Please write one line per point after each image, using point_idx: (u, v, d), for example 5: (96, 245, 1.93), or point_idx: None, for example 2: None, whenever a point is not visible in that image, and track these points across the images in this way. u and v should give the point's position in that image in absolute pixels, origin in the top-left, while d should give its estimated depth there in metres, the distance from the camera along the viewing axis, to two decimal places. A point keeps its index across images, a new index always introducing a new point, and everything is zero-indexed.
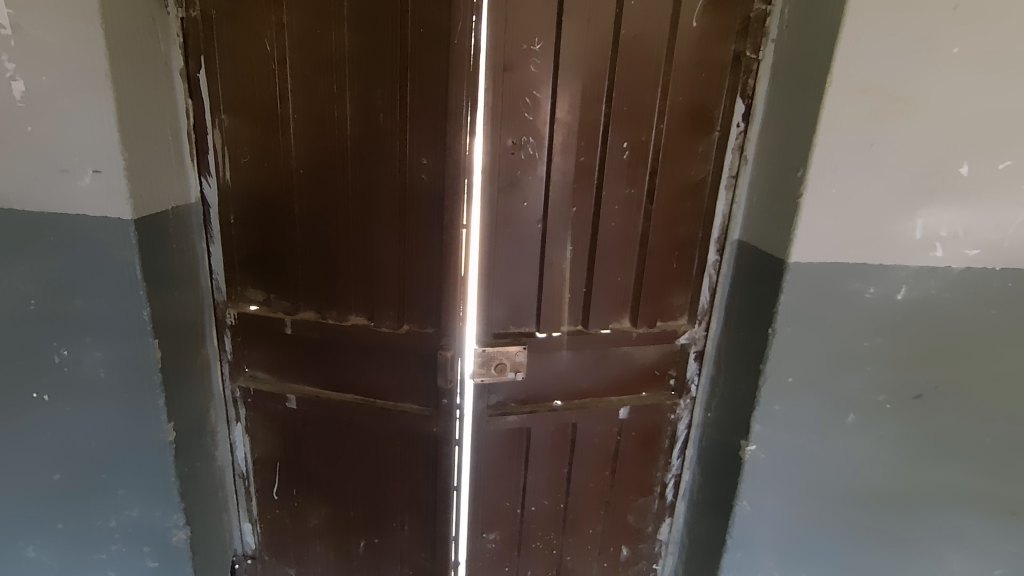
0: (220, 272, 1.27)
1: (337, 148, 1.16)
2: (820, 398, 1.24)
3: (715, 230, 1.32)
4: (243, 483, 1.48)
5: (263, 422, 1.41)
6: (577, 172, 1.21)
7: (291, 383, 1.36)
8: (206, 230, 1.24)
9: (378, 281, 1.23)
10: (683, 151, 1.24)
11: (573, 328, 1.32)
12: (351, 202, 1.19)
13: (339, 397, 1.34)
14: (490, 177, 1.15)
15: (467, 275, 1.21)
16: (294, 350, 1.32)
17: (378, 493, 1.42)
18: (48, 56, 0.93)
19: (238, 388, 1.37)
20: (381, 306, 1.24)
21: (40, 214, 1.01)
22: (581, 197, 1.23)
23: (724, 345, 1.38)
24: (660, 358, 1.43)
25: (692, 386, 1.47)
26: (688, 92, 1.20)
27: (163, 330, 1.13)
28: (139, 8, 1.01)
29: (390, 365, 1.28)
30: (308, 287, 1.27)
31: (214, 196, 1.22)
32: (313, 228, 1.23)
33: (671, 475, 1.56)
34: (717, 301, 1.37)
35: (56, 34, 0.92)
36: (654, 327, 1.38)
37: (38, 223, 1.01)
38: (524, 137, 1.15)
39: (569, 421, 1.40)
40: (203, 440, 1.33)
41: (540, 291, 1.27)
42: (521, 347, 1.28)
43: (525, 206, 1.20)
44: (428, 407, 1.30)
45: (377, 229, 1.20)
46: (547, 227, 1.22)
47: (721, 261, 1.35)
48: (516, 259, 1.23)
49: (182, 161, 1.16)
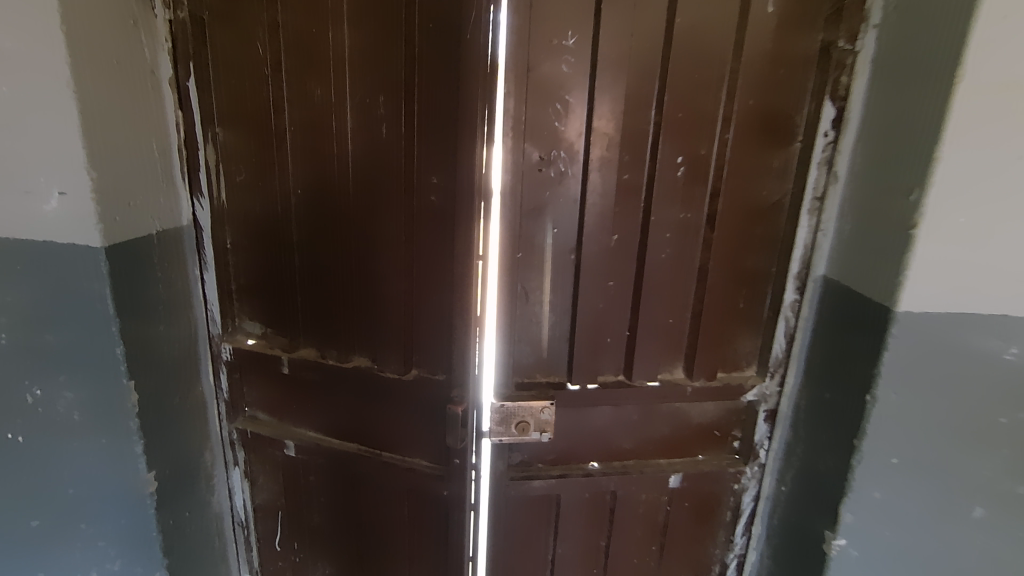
0: (215, 302, 1.14)
1: (338, 165, 1.00)
2: (936, 486, 0.95)
3: (794, 264, 1.06)
4: (243, 532, 1.33)
5: (263, 467, 1.27)
6: (619, 193, 0.99)
7: (292, 427, 1.22)
8: (200, 256, 1.12)
9: (383, 318, 1.06)
10: (753, 166, 1.01)
11: (612, 379, 1.10)
12: (353, 227, 1.03)
13: (342, 447, 1.18)
14: (513, 200, 0.96)
15: (483, 314, 1.02)
16: (295, 391, 1.18)
17: (385, 556, 1.24)
18: (7, 63, 0.82)
19: (236, 430, 1.24)
20: (386, 346, 1.07)
21: (7, 240, 0.91)
22: (624, 223, 1.01)
23: (804, 406, 1.12)
24: (722, 415, 1.18)
25: (761, 451, 1.21)
26: (761, 94, 0.97)
27: (142, 369, 1.01)
28: (116, 9, 0.90)
29: (397, 415, 1.11)
30: (308, 322, 1.12)
31: (208, 218, 1.10)
32: (313, 256, 1.08)
33: (733, 554, 1.29)
34: (796, 351, 1.11)
35: (14, 39, 0.81)
36: (713, 380, 1.13)
37: (5, 249, 0.91)
38: (553, 151, 0.95)
39: (608, 488, 1.17)
40: (195, 486, 1.20)
41: (572, 334, 1.06)
42: (548, 403, 1.07)
43: (555, 233, 1.00)
44: (439, 465, 1.11)
45: (381, 258, 1.03)
46: (582, 259, 1.01)
47: (801, 302, 1.08)
48: (544, 295, 1.03)
49: (170, 178, 1.04)
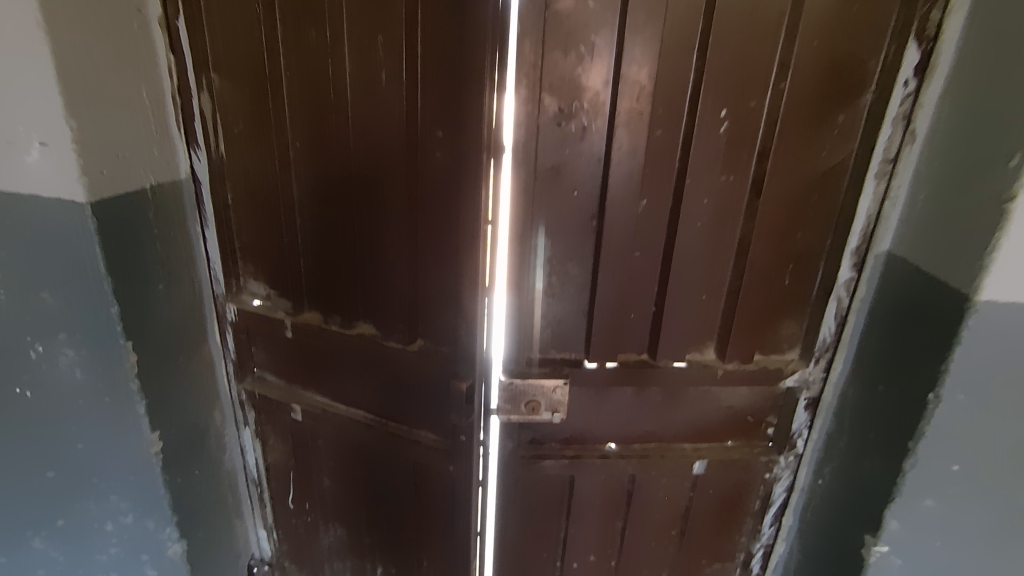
0: (217, 261, 1.10)
1: (335, 117, 0.91)
2: (1000, 497, 0.85)
3: (853, 238, 0.92)
4: (257, 489, 1.33)
5: (273, 428, 1.25)
6: (651, 152, 0.87)
7: (300, 391, 1.18)
8: (200, 213, 1.06)
9: (387, 285, 0.99)
10: (812, 123, 0.86)
11: (635, 358, 1.00)
12: (354, 185, 0.95)
13: (348, 414, 1.13)
14: (527, 158, 0.86)
15: (492, 285, 0.93)
16: (301, 355, 1.13)
17: (394, 523, 1.21)
18: None
19: (244, 391, 1.21)
20: (390, 315, 1.01)
21: None
22: (655, 187, 0.89)
23: (851, 397, 1.00)
24: (756, 401, 1.07)
25: (798, 441, 1.09)
26: (829, 34, 0.81)
27: (139, 330, 0.98)
28: None
29: (403, 386, 1.05)
30: (311, 286, 1.06)
31: (206, 172, 1.03)
32: (314, 215, 1.00)
33: (759, 544, 1.21)
34: (847, 336, 0.98)
35: None
36: (748, 364, 1.02)
37: None
38: (575, 103, 0.83)
39: (625, 472, 1.09)
40: (205, 445, 1.19)
41: (591, 309, 0.96)
42: (561, 383, 0.99)
43: (574, 196, 0.89)
44: (445, 439, 1.05)
45: (384, 221, 0.95)
46: (605, 227, 0.90)
47: (858, 281, 0.95)
48: (560, 266, 0.93)
49: (165, 129, 0.98)
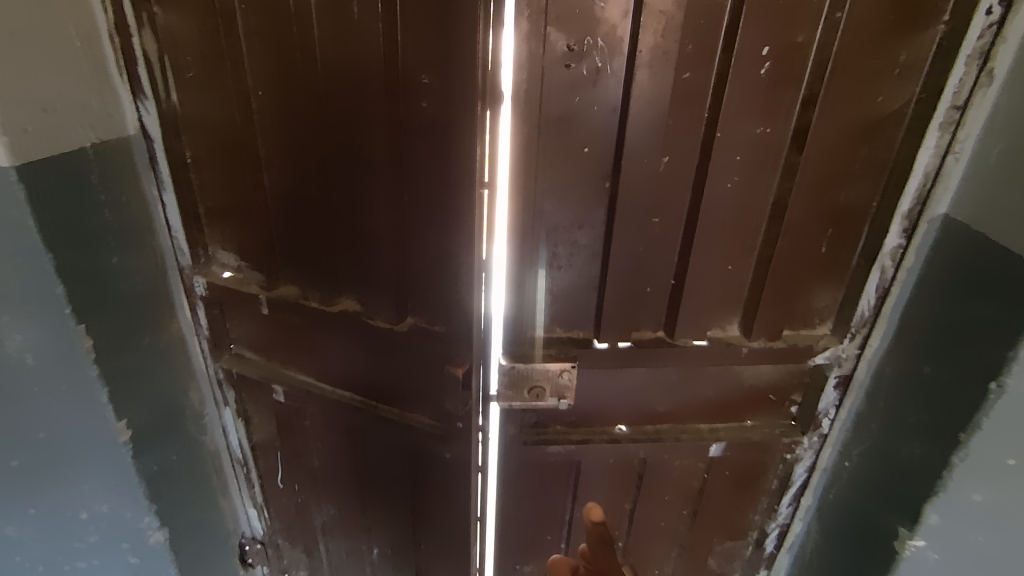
0: (179, 228, 0.97)
1: (301, 59, 0.77)
2: None
3: (907, 199, 0.80)
4: (243, 469, 1.26)
5: (255, 407, 1.15)
6: (676, 99, 0.73)
7: (281, 369, 1.08)
8: (155, 174, 0.92)
9: (371, 256, 0.87)
10: (868, 62, 0.73)
11: (649, 336, 0.90)
12: (328, 141, 0.81)
13: (334, 394, 1.04)
14: (530, 107, 0.72)
15: (490, 257, 0.81)
16: (279, 332, 1.02)
17: (387, 505, 1.14)
18: None
19: (221, 369, 1.11)
20: (376, 290, 0.89)
21: None
22: (679, 141, 0.76)
23: (888, 375, 0.90)
24: (780, 378, 0.97)
25: (824, 420, 0.99)
26: None
27: (94, 311, 0.87)
28: None
29: (392, 367, 0.95)
30: (286, 256, 0.94)
31: (157, 127, 0.89)
32: (285, 177, 0.87)
33: (774, 524, 1.13)
34: (888, 310, 0.88)
35: None
36: (776, 341, 0.91)
37: None
38: (587, 39, 0.69)
39: (637, 456, 1.00)
40: (183, 428, 1.11)
41: (602, 281, 0.85)
42: (569, 365, 0.88)
43: (585, 153, 0.76)
44: (441, 421, 0.95)
45: (364, 183, 0.82)
46: (620, 188, 0.78)
47: (906, 248, 0.83)
48: (567, 234, 0.81)
49: (104, 76, 0.83)
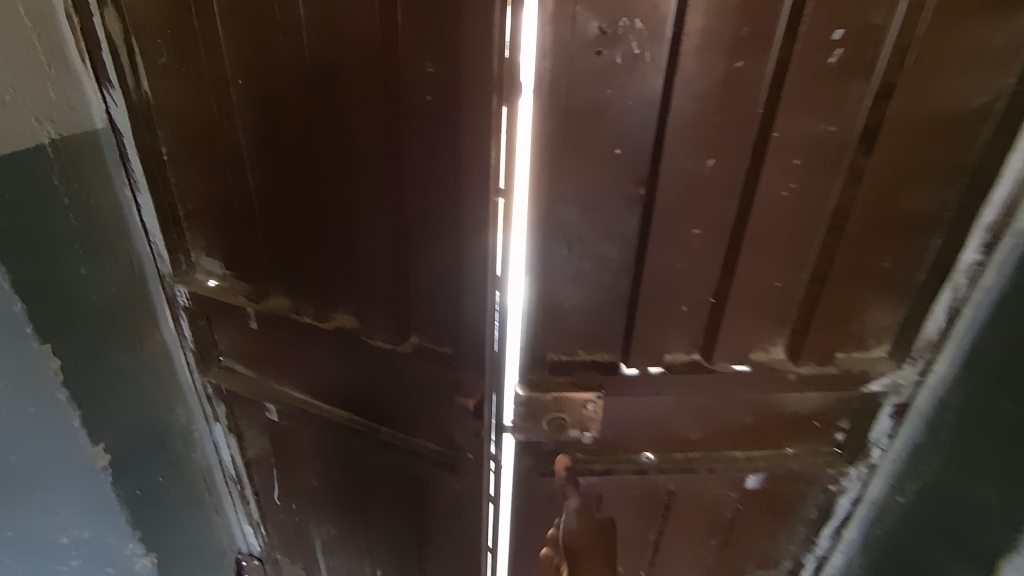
0: (157, 233, 0.87)
1: (283, 42, 0.66)
2: None
3: (988, 211, 0.69)
4: (237, 486, 1.17)
5: (248, 423, 1.06)
6: (725, 91, 0.61)
7: (272, 385, 0.98)
8: (127, 173, 0.82)
9: (369, 268, 0.77)
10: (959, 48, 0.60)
11: (683, 359, 0.79)
12: (318, 139, 0.70)
13: (331, 414, 0.94)
14: (554, 101, 0.61)
15: (505, 273, 0.71)
16: (271, 348, 0.93)
17: (390, 530, 1.05)
18: None
19: (209, 384, 1.01)
20: (375, 307, 0.79)
21: None
22: (727, 140, 0.64)
23: (954, 406, 0.80)
24: (827, 405, 0.87)
25: (876, 451, 0.89)
26: None
27: (60, 328, 0.79)
28: None
29: (394, 390, 0.85)
30: (275, 267, 0.83)
31: (126, 120, 0.78)
32: (270, 178, 0.76)
33: (813, 555, 1.03)
34: (958, 333, 0.77)
35: None
36: (826, 366, 0.81)
37: None
38: (623, 21, 0.57)
39: (665, 485, 0.90)
40: (168, 446, 1.03)
41: (632, 298, 0.74)
42: (594, 396, 0.79)
43: (616, 155, 0.65)
44: (447, 450, 0.86)
45: (360, 188, 0.71)
46: (656, 195, 0.67)
47: (984, 265, 0.72)
48: (594, 247, 0.70)
49: (63, 63, 0.74)
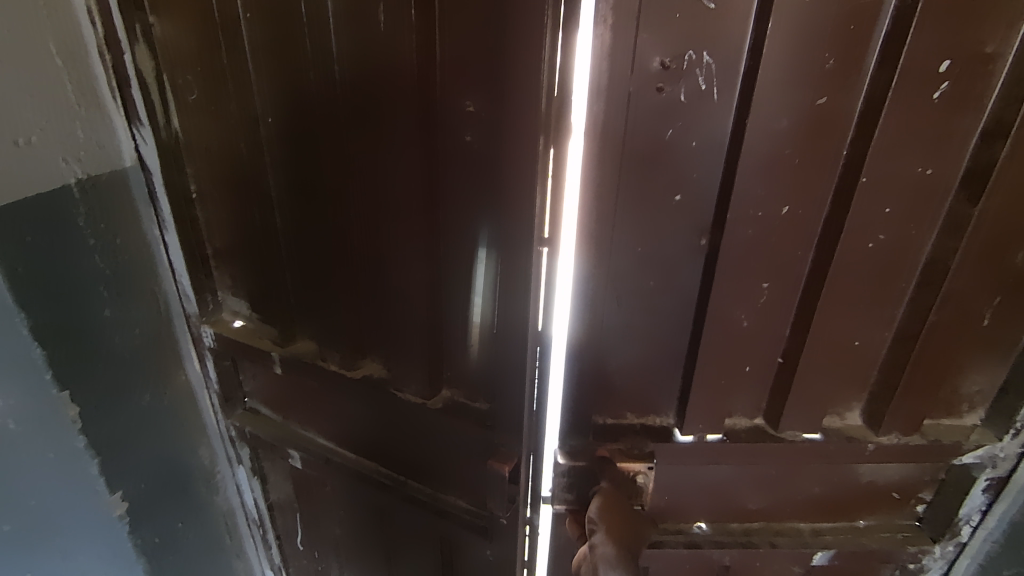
0: (183, 272, 0.84)
1: (315, 78, 0.61)
2: None
3: None
4: (259, 530, 1.12)
5: (270, 466, 1.01)
6: (806, 131, 0.54)
7: (298, 430, 0.93)
8: (155, 210, 0.80)
9: (398, 316, 0.71)
10: None
11: (745, 425, 0.72)
12: (348, 178, 0.66)
13: (357, 464, 0.88)
14: (607, 140, 0.55)
15: (546, 326, 0.64)
16: (295, 394, 0.88)
17: None
18: None
19: (233, 427, 0.97)
20: (405, 357, 0.73)
21: None
22: (806, 184, 0.57)
23: None
24: (909, 477, 0.76)
25: (966, 529, 0.78)
26: None
27: (80, 373, 0.75)
28: None
29: (423, 446, 0.78)
30: (301, 311, 0.79)
31: (155, 158, 0.76)
32: (299, 220, 0.72)
33: None
34: None
35: None
36: (912, 437, 0.71)
37: None
38: (689, 54, 0.51)
39: (722, 560, 0.80)
40: (190, 491, 0.99)
41: (691, 356, 0.67)
42: (646, 467, 0.71)
43: (675, 202, 0.58)
44: (479, 513, 0.78)
45: (390, 232, 0.66)
46: (722, 245, 0.59)
47: None
48: (648, 300, 0.63)
49: (95, 101, 0.72)
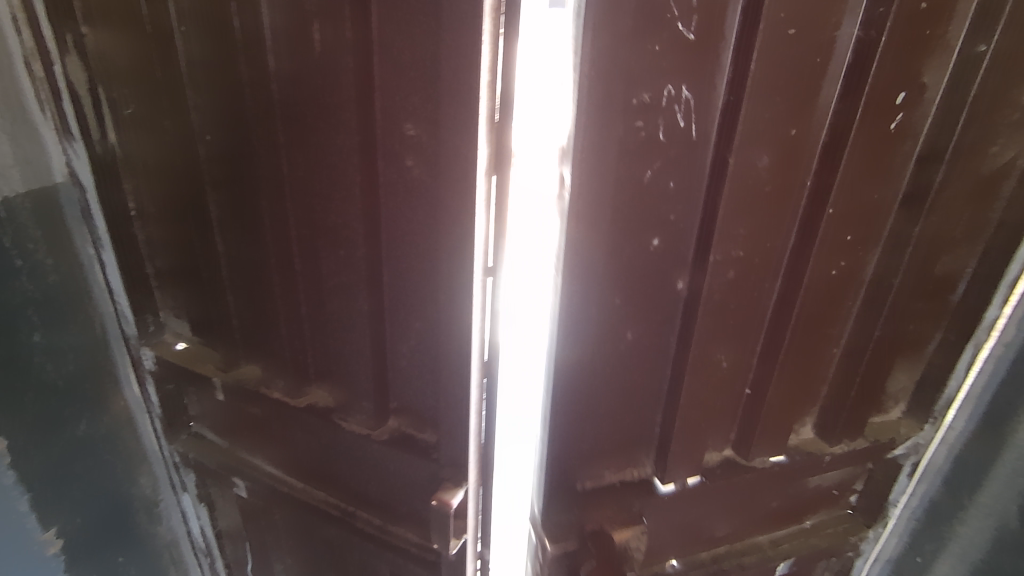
0: (120, 292, 0.79)
1: (252, 97, 0.59)
2: None
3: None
4: (207, 560, 1.05)
5: (218, 494, 0.96)
6: (767, 158, 0.53)
7: (243, 456, 0.88)
8: (89, 228, 0.75)
9: (343, 343, 0.68)
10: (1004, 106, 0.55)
11: (717, 459, 0.71)
12: (287, 200, 0.63)
13: (304, 492, 0.84)
14: (560, 171, 0.52)
15: (494, 355, 0.62)
16: (240, 420, 0.83)
17: None
18: None
19: (176, 453, 0.92)
20: (351, 385, 0.70)
21: None
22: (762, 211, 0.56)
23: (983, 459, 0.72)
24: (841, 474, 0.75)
25: (892, 511, 0.78)
26: None
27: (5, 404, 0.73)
28: None
29: (371, 476, 0.75)
30: (244, 335, 0.75)
31: (89, 173, 0.72)
32: (240, 241, 0.69)
33: None
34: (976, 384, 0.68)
35: None
36: (858, 442, 0.72)
37: None
38: (667, 90, 0.49)
39: None
40: (131, 523, 0.93)
41: (655, 396, 0.65)
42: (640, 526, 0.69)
43: (653, 246, 0.56)
44: (428, 546, 0.75)
45: (333, 257, 0.63)
46: (696, 288, 0.58)
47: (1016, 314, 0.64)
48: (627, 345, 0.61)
49: (24, 115, 0.68)
